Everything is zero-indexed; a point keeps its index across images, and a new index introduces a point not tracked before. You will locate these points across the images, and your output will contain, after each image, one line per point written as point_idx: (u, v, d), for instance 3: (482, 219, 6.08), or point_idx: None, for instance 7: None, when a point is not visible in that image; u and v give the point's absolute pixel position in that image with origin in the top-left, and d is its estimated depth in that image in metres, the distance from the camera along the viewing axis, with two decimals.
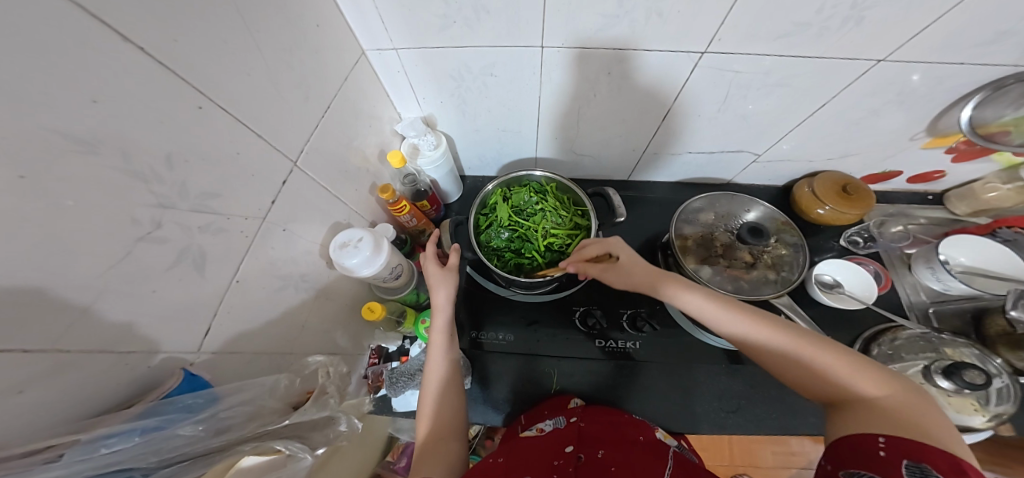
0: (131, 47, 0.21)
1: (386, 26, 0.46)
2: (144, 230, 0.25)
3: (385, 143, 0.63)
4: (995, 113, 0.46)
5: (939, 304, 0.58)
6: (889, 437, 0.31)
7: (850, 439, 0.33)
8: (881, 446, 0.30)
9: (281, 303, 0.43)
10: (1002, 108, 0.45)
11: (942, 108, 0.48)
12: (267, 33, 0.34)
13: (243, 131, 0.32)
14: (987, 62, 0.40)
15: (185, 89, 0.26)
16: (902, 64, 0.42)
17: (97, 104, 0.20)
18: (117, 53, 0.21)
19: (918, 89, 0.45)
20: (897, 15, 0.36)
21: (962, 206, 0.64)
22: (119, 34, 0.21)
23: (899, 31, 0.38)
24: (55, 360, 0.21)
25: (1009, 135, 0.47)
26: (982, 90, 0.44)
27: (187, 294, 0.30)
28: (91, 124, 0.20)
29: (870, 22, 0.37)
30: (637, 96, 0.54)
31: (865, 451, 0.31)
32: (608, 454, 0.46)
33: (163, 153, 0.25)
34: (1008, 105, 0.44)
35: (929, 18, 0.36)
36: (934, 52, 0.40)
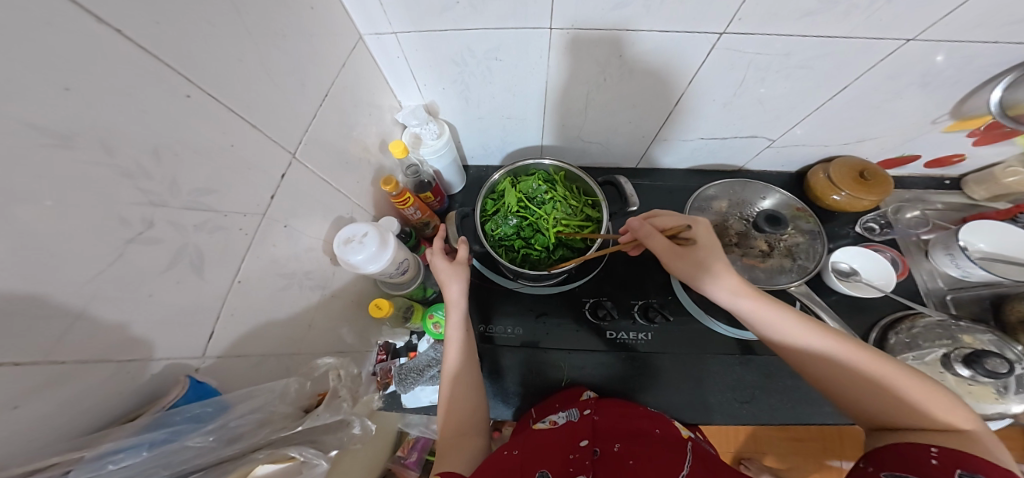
0: (105, 28, 0.19)
1: (385, 9, 0.43)
2: (135, 232, 0.23)
3: (386, 133, 0.60)
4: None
5: (957, 291, 0.57)
6: (942, 448, 0.31)
7: (897, 448, 0.33)
8: (934, 456, 0.31)
9: (286, 303, 0.41)
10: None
11: (968, 90, 0.46)
12: (257, 14, 0.31)
13: (236, 121, 0.30)
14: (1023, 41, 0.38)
15: (171, 78, 0.24)
16: (927, 46, 0.40)
17: (71, 93, 0.18)
18: (94, 36, 0.18)
19: (944, 71, 0.43)
20: None
21: (980, 191, 0.62)
22: (92, 15, 0.18)
23: (927, 11, 0.36)
24: (56, 372, 0.20)
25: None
26: (1016, 70, 0.42)
27: (186, 297, 0.28)
28: (66, 115, 0.18)
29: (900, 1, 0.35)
30: (650, 80, 0.51)
31: (911, 458, 0.32)
32: (624, 446, 0.48)
33: (150, 146, 0.23)
34: None
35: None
36: (963, 33, 0.38)
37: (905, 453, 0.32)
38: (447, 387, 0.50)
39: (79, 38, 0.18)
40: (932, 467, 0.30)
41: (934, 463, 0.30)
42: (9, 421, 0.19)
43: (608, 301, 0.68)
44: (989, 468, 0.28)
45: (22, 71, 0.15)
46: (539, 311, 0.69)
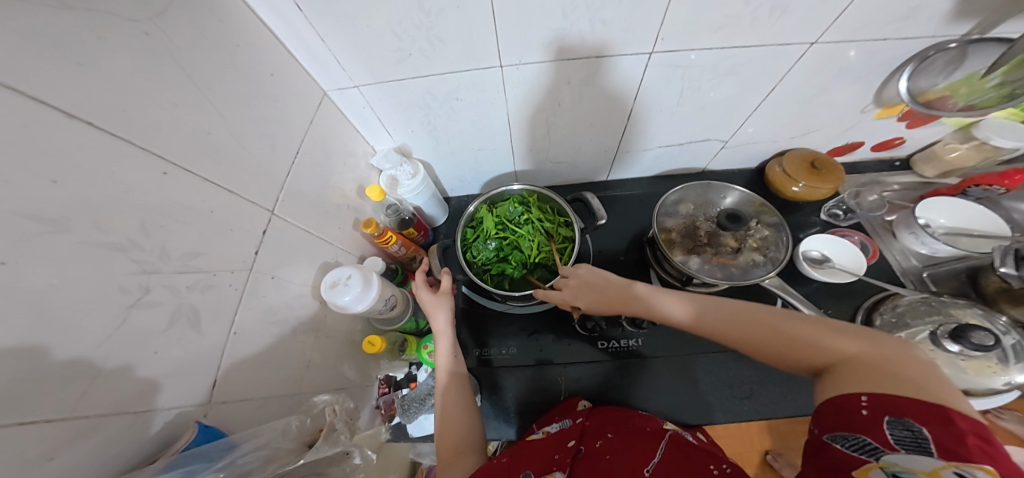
0: (77, 123, 0.23)
1: (344, 66, 0.49)
2: (134, 297, 0.27)
3: (363, 178, 0.65)
4: (929, 82, 0.46)
5: (932, 268, 0.57)
6: (871, 395, 0.28)
7: (833, 402, 0.30)
8: (864, 405, 0.28)
9: (282, 347, 0.45)
10: (933, 76, 0.45)
11: (881, 80, 0.49)
12: (219, 88, 0.36)
13: (213, 189, 0.35)
14: (914, 35, 0.41)
15: (147, 159, 0.28)
16: (834, 44, 0.43)
17: (58, 184, 0.22)
18: (78, 139, 0.23)
19: (854, 66, 0.46)
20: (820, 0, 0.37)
21: (929, 169, 0.64)
22: (63, 112, 0.22)
23: (823, 14, 0.39)
24: (77, 424, 0.24)
25: (948, 100, 0.47)
26: (909, 62, 0.45)
27: (187, 351, 0.32)
28: (53, 204, 0.22)
29: (794, 9, 0.38)
30: (600, 99, 0.55)
31: (847, 414, 0.28)
32: (608, 443, 0.48)
33: (136, 221, 0.27)
34: (939, 74, 0.45)
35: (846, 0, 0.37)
36: (861, 31, 0.41)
37: (841, 409, 0.29)
38: (440, 408, 0.52)
39: (62, 141, 0.22)
40: (866, 422, 0.27)
41: (863, 413, 0.27)
42: (43, 472, 0.22)
43: None
44: (914, 408, 0.26)
45: (23, 177, 0.20)
46: (532, 329, 0.71)
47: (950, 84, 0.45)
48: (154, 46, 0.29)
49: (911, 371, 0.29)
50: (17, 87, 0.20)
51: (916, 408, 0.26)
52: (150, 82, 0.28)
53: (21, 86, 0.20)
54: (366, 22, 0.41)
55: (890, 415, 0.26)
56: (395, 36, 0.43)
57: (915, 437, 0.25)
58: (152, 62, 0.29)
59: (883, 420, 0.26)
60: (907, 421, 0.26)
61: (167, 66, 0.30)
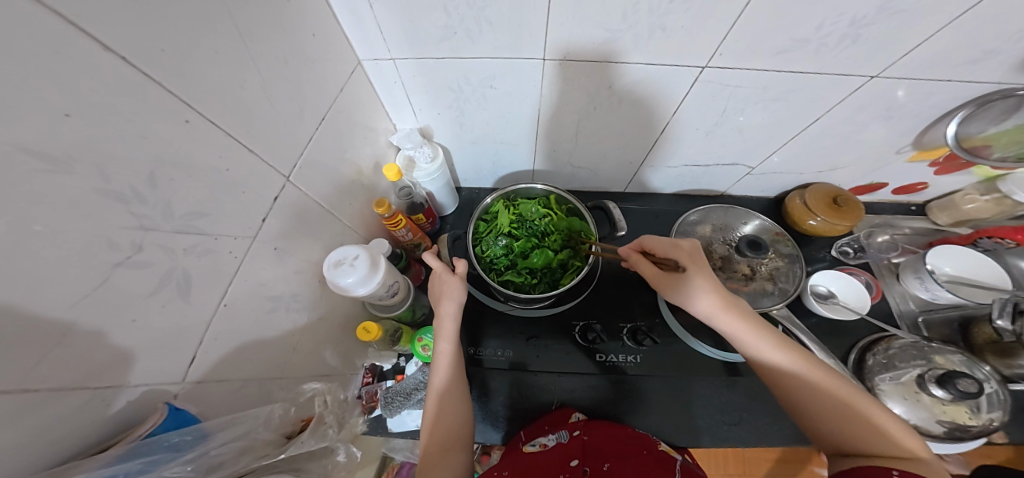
0: (112, 56, 0.20)
1: (384, 37, 0.45)
2: (124, 256, 0.23)
3: (380, 156, 0.61)
4: (979, 128, 0.48)
5: (928, 312, 0.61)
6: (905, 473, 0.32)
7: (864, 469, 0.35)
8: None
9: (273, 325, 0.41)
10: (983, 124, 0.47)
11: (927, 123, 0.50)
12: (259, 36, 0.32)
13: (232, 145, 0.31)
14: (976, 80, 0.42)
15: (172, 102, 0.24)
16: (891, 81, 0.43)
17: (70, 118, 0.18)
18: (101, 65, 0.19)
19: (904, 106, 0.47)
20: (888, 34, 0.37)
21: (944, 216, 0.67)
22: (102, 44, 0.19)
23: (892, 49, 0.39)
24: (25, 402, 0.19)
25: (988, 148, 0.49)
26: (966, 106, 0.46)
27: (171, 322, 0.28)
28: (60, 137, 0.18)
29: (864, 40, 0.39)
30: (639, 109, 0.54)
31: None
32: (615, 466, 0.47)
33: (146, 171, 0.23)
34: (989, 121, 0.46)
35: (920, 38, 0.38)
36: (920, 72, 0.42)
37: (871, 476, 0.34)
38: (433, 407, 0.49)
39: (88, 66, 0.19)
40: None
41: None
42: None
43: (597, 325, 0.69)
44: None
45: (30, 101, 0.16)
46: (530, 334, 0.68)
47: (998, 132, 0.47)
48: None
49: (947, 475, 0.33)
50: (58, 9, 0.17)
51: None
52: (195, 9, 0.25)
53: (62, 7, 0.17)
54: None
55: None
56: (446, 12, 0.40)
57: None
58: None
59: None
60: None
61: (213, 1, 0.26)
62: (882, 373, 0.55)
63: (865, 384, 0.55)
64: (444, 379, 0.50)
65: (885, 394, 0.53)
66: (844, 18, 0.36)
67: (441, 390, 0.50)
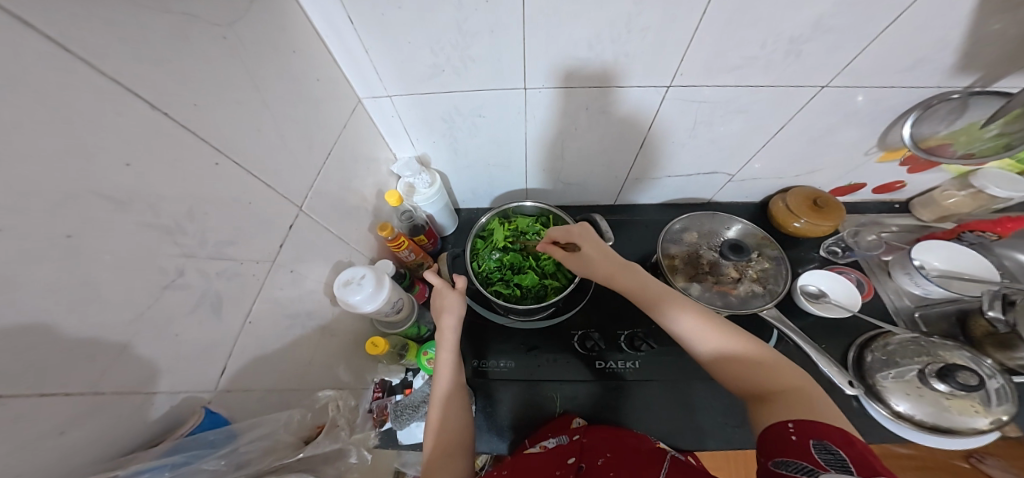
0: (159, 114, 0.25)
1: (381, 77, 0.52)
2: (170, 278, 0.28)
3: (382, 183, 0.67)
4: (932, 129, 0.50)
5: (924, 308, 0.60)
6: (798, 422, 0.33)
7: (769, 430, 0.35)
8: (792, 431, 0.33)
9: (290, 340, 0.45)
10: (936, 124, 0.49)
11: (885, 126, 0.53)
12: (271, 87, 0.38)
13: (253, 182, 0.36)
14: (918, 85, 0.45)
15: (205, 149, 0.30)
16: (843, 89, 0.47)
17: (130, 167, 0.24)
18: (150, 124, 0.25)
19: (863, 110, 0.50)
20: (830, 47, 0.41)
21: (927, 213, 0.68)
22: (150, 104, 0.25)
23: (835, 61, 0.43)
24: (93, 401, 0.24)
25: (948, 147, 0.51)
26: (914, 109, 0.49)
27: (205, 336, 0.32)
28: (122, 184, 0.23)
29: (808, 54, 0.43)
30: (616, 125, 0.58)
31: (779, 437, 0.33)
32: (608, 461, 0.48)
33: (187, 207, 0.29)
34: (940, 122, 0.49)
35: (859, 48, 0.41)
36: (869, 79, 0.45)
37: (773, 434, 0.34)
38: (439, 414, 0.51)
39: (141, 126, 0.24)
40: (795, 444, 0.32)
41: (795, 439, 0.32)
42: (53, 445, 0.22)
43: (595, 333, 0.70)
44: (830, 433, 0.31)
45: (100, 156, 0.22)
46: (531, 345, 0.71)
47: (951, 132, 0.49)
48: (229, 48, 0.31)
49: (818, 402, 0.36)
50: (120, 80, 0.23)
51: (829, 432, 0.31)
52: (220, 75, 0.31)
53: (123, 79, 0.23)
54: (408, 38, 0.44)
55: (814, 439, 0.31)
56: (433, 53, 0.46)
57: (837, 458, 0.29)
58: (222, 61, 0.31)
59: (810, 445, 0.31)
60: (826, 442, 0.31)
61: (234, 65, 0.32)
62: (883, 369, 0.54)
63: (867, 381, 0.55)
64: (449, 384, 0.53)
65: (888, 391, 0.52)
66: (784, 37, 0.41)
67: (445, 393, 0.53)
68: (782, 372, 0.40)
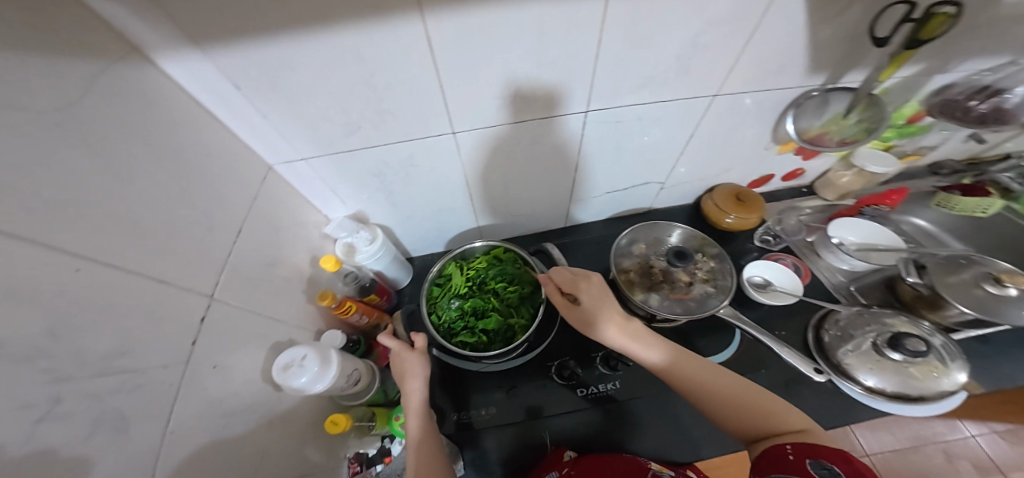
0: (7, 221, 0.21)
1: (291, 143, 0.51)
2: (42, 410, 0.23)
3: (315, 248, 0.65)
4: (808, 123, 0.56)
5: (856, 281, 0.65)
6: (795, 445, 0.34)
7: (766, 453, 0.35)
8: (790, 451, 0.34)
9: (229, 440, 0.40)
10: (810, 118, 0.55)
11: (772, 123, 0.58)
12: (172, 177, 0.36)
13: (138, 281, 0.31)
14: (785, 87, 0.51)
15: (58, 255, 0.25)
16: (737, 94, 0.51)
17: None
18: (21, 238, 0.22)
19: (751, 111, 0.55)
20: (714, 59, 0.45)
21: (830, 193, 0.74)
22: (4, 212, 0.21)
23: (714, 76, 0.48)
24: None
25: (826, 137, 0.55)
26: (788, 109, 0.55)
27: (115, 461, 0.28)
28: None
29: (692, 72, 0.47)
30: (535, 154, 0.60)
31: (777, 458, 0.34)
32: None
33: (46, 325, 0.24)
34: (813, 116, 0.55)
35: (737, 52, 0.44)
36: (760, 80, 0.49)
37: (772, 456, 0.34)
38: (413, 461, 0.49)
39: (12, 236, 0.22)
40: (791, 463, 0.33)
41: (791, 459, 0.33)
42: None
43: (571, 360, 0.69)
44: (828, 452, 0.32)
45: None
46: (509, 385, 0.68)
47: (823, 123, 0.55)
48: (97, 136, 0.29)
49: (814, 439, 0.37)
50: None
51: (825, 451, 0.33)
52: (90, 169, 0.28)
53: None
54: (310, 101, 0.44)
55: (811, 458, 0.32)
56: (344, 111, 0.47)
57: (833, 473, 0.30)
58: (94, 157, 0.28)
59: (807, 462, 0.32)
60: (824, 462, 0.31)
61: (128, 165, 0.31)
62: (842, 345, 0.56)
63: (832, 361, 0.56)
64: (418, 429, 0.52)
65: (853, 368, 0.54)
66: (670, 59, 0.45)
67: (416, 441, 0.51)
68: (782, 410, 0.41)
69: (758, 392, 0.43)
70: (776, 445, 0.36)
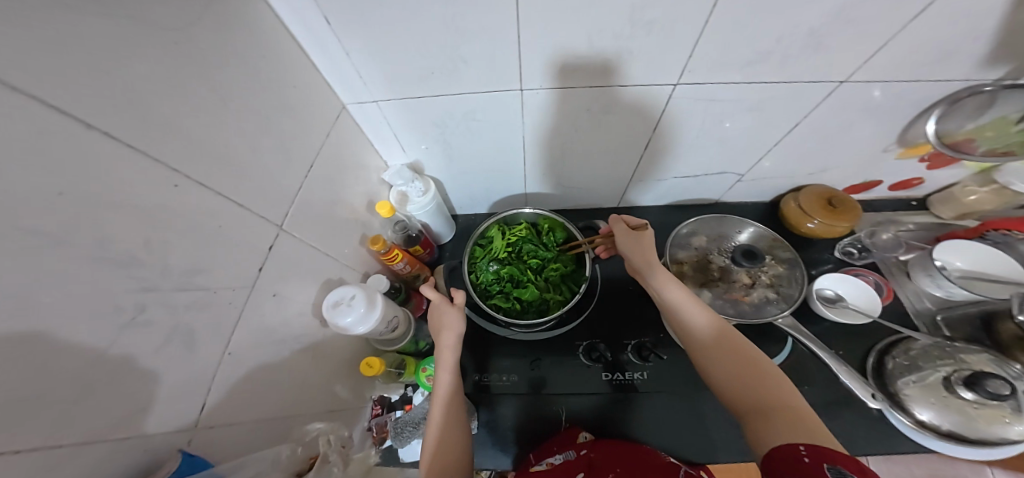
0: (99, 133, 0.22)
1: (363, 79, 0.48)
2: (128, 317, 0.24)
3: (373, 193, 0.64)
4: (958, 125, 0.48)
5: (945, 311, 0.61)
6: (809, 446, 0.31)
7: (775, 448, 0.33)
8: (804, 453, 0.31)
9: (277, 368, 0.42)
10: (961, 120, 0.47)
11: (906, 121, 0.51)
12: (240, 97, 0.34)
13: (223, 204, 0.33)
14: (946, 78, 0.42)
15: (161, 170, 0.26)
16: (859, 85, 0.44)
17: (64, 196, 0.20)
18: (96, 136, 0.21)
19: (881, 104, 0.47)
20: (857, 33, 0.37)
21: (947, 210, 0.67)
22: (85, 122, 0.21)
23: (853, 57, 0.40)
24: (54, 457, 0.20)
25: (972, 144, 0.49)
26: (938, 104, 0.47)
27: (178, 374, 0.29)
28: (60, 213, 0.20)
29: (826, 48, 0.39)
30: (614, 126, 0.55)
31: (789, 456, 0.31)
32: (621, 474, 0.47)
33: (142, 238, 0.25)
34: (965, 117, 0.47)
35: (892, 31, 0.37)
36: (890, 72, 0.42)
37: (783, 456, 0.32)
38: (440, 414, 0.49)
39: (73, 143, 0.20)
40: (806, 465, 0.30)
41: (807, 461, 0.30)
42: None
43: (601, 343, 0.68)
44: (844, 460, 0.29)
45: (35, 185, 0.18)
46: (534, 356, 0.68)
47: (978, 127, 0.47)
48: (185, 54, 0.28)
49: (818, 430, 0.34)
50: (18, 77, 0.17)
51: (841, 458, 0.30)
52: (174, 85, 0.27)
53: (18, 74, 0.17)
54: (388, 37, 0.40)
55: (828, 462, 0.29)
56: (422, 55, 0.43)
57: None
58: (186, 76, 0.28)
59: (824, 467, 0.29)
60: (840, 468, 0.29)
61: (195, 75, 0.29)
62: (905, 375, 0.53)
63: (888, 389, 0.53)
64: (449, 388, 0.51)
65: (912, 400, 0.50)
66: (801, 29, 0.37)
67: (445, 402, 0.50)
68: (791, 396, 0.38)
69: (775, 375, 0.40)
70: (788, 443, 0.32)
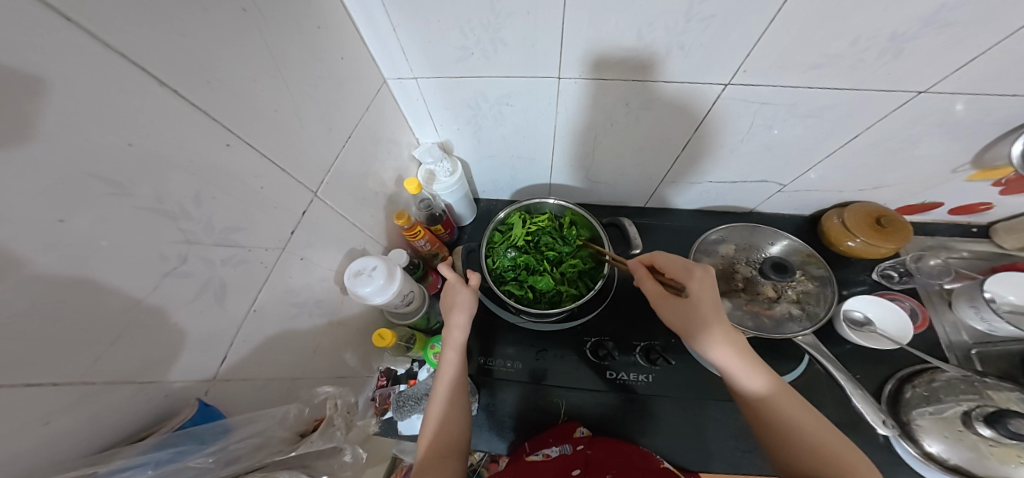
0: (167, 90, 0.23)
1: (408, 58, 0.47)
2: (171, 266, 0.26)
3: (402, 169, 0.64)
4: None
5: (983, 346, 0.57)
6: None
7: None
8: None
9: (294, 330, 0.43)
10: None
11: (988, 140, 0.46)
12: (292, 64, 0.35)
13: (267, 166, 0.34)
14: None
15: (214, 128, 0.27)
16: (942, 96, 0.40)
17: (133, 147, 0.21)
18: (156, 91, 0.22)
19: (960, 120, 0.43)
20: (950, 41, 0.34)
21: (1011, 240, 0.61)
22: (154, 77, 0.22)
23: (943, 65, 0.37)
24: (81, 392, 0.22)
25: None
26: None
27: (207, 325, 0.30)
28: (121, 163, 0.21)
29: (908, 54, 0.36)
30: (654, 124, 0.53)
31: None
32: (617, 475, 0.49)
33: (192, 192, 0.26)
34: None
35: (990, 43, 0.34)
36: (981, 85, 0.38)
37: None
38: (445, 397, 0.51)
39: (141, 97, 0.21)
40: None
41: None
42: (38, 436, 0.20)
43: (609, 341, 0.67)
44: None
45: (98, 134, 0.19)
46: (540, 347, 0.68)
47: None
48: (249, 21, 0.28)
49: None
50: (92, 28, 0.18)
51: None
52: (235, 45, 0.27)
53: (93, 25, 0.18)
54: (437, 16, 0.40)
55: None
56: (461, 34, 0.42)
57: None
58: (244, 36, 0.28)
59: None
60: None
61: (255, 42, 0.29)
62: (922, 406, 0.51)
63: (900, 418, 0.52)
64: (454, 373, 0.52)
65: (922, 430, 0.49)
66: (883, 32, 0.34)
67: (450, 384, 0.52)
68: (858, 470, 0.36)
69: (835, 444, 0.38)
70: None
